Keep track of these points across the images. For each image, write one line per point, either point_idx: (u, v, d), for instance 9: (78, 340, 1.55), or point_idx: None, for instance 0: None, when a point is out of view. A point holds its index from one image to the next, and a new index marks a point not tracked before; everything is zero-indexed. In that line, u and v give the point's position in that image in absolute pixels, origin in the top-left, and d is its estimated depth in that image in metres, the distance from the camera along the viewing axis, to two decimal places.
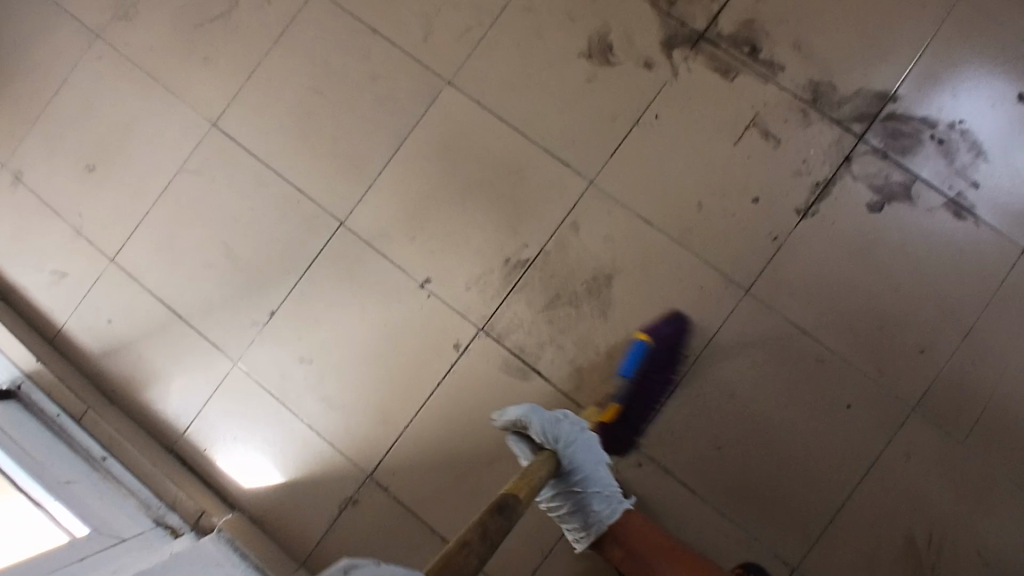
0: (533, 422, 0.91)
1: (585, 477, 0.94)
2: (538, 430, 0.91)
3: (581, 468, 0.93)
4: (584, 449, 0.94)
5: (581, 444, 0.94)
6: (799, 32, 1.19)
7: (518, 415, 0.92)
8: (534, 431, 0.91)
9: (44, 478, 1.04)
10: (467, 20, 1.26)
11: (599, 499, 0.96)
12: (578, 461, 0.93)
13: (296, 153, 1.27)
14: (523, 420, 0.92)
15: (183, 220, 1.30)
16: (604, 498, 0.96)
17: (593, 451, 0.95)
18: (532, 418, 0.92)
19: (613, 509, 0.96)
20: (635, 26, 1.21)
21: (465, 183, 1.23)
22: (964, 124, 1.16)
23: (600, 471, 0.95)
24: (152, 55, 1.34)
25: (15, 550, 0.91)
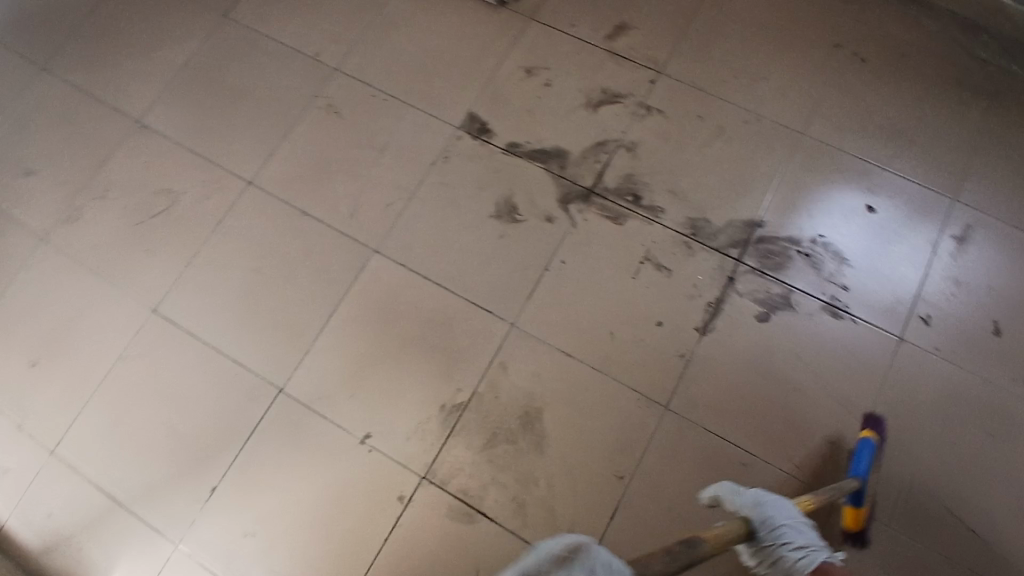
0: (724, 496, 0.93)
1: (782, 530, 0.84)
2: (729, 501, 0.93)
3: (772, 524, 0.85)
4: (771, 507, 0.88)
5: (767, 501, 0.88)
6: (672, 180, 1.40)
7: (713, 493, 0.96)
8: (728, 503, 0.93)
9: None
10: (389, 196, 1.43)
11: (791, 547, 0.83)
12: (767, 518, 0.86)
13: (236, 328, 1.35)
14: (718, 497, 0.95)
15: (127, 405, 1.30)
16: (802, 545, 0.83)
17: (784, 505, 0.89)
18: (725, 494, 0.95)
19: (812, 558, 0.82)
20: (534, 189, 1.41)
21: (399, 337, 1.32)
22: (824, 238, 1.35)
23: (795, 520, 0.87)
24: (95, 250, 1.43)
25: None
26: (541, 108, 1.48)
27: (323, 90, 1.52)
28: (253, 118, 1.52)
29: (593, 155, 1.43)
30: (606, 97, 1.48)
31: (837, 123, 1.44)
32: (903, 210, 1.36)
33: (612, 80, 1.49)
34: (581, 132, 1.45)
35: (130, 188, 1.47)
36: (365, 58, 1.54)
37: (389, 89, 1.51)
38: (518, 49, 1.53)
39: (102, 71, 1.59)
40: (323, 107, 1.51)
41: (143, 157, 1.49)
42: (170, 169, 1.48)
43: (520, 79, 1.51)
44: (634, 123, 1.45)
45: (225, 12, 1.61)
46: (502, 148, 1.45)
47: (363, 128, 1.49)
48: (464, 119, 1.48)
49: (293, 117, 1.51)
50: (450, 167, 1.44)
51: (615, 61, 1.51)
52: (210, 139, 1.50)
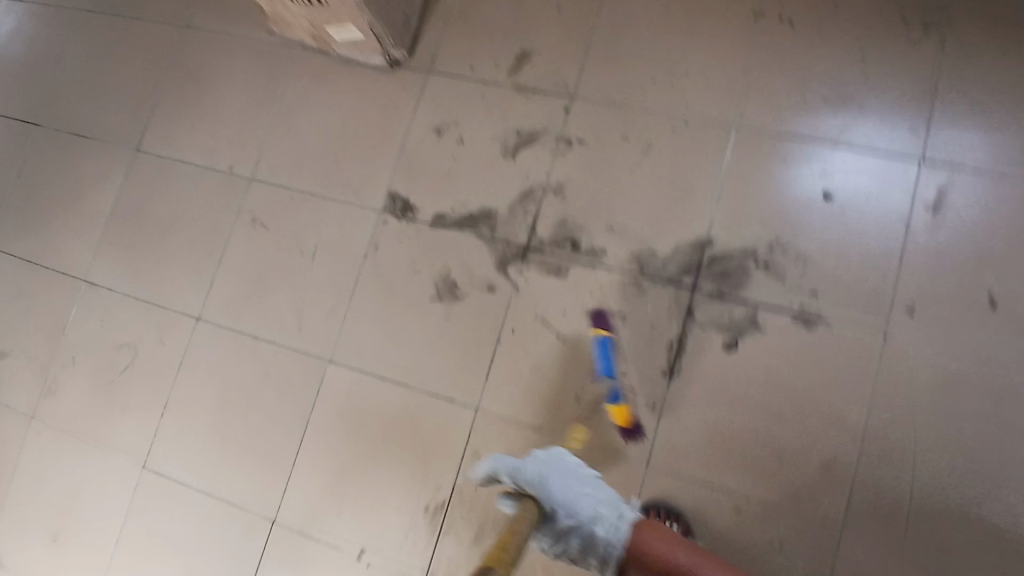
0: (501, 466, 1.05)
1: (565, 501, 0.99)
2: (508, 473, 1.04)
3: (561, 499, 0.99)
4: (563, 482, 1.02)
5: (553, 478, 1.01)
6: (607, 214, 1.31)
7: (488, 466, 1.07)
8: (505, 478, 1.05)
9: None
10: (330, 300, 1.40)
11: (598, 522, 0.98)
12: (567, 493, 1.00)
13: (218, 468, 1.37)
14: (493, 470, 1.06)
15: (143, 565, 1.37)
16: (597, 518, 0.98)
17: (572, 472, 1.03)
18: (501, 464, 1.06)
19: (617, 523, 0.98)
20: (469, 258, 1.35)
21: (371, 445, 1.31)
22: (781, 240, 1.23)
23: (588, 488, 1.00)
24: (77, 419, 1.47)
25: None
26: (458, 168, 1.40)
27: (243, 204, 1.49)
28: (185, 249, 1.51)
29: (521, 207, 1.35)
30: (522, 139, 1.38)
31: (774, 102, 1.29)
32: (865, 189, 1.22)
33: (524, 118, 1.38)
34: (504, 185, 1.37)
35: (92, 350, 1.50)
36: (274, 157, 1.49)
37: (305, 185, 1.46)
38: (423, 107, 1.44)
39: (39, 236, 1.61)
40: (248, 222, 1.48)
41: (96, 314, 1.52)
42: (122, 321, 1.50)
43: (432, 141, 1.42)
44: (557, 160, 1.35)
45: (134, 144, 1.59)
46: (429, 223, 1.39)
47: (290, 233, 1.45)
48: (384, 199, 1.42)
49: (222, 240, 1.49)
50: (381, 254, 1.39)
51: (524, 94, 1.39)
52: (152, 281, 1.50)
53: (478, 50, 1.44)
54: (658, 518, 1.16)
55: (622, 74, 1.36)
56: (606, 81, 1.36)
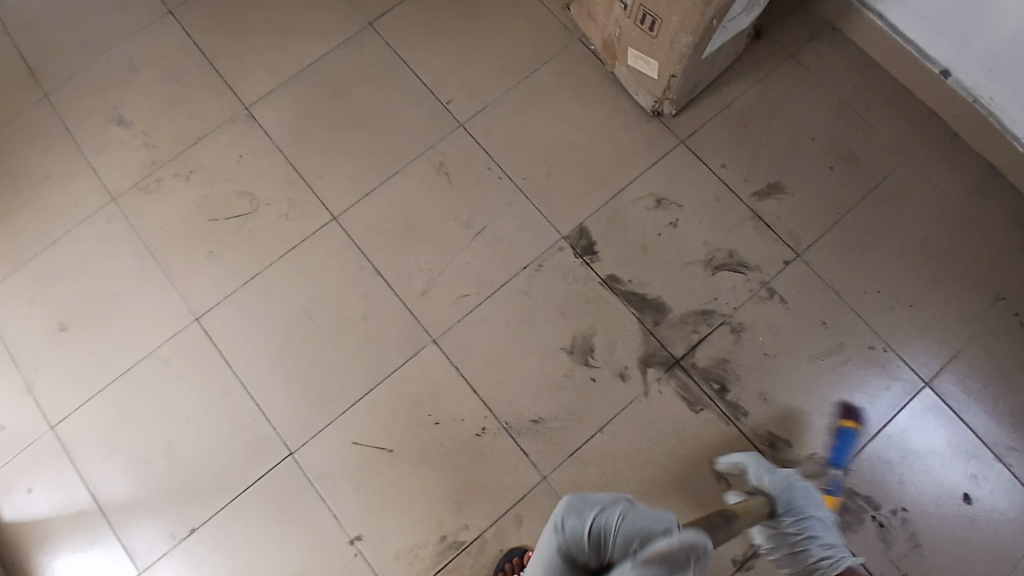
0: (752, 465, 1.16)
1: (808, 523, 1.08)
2: (754, 472, 1.15)
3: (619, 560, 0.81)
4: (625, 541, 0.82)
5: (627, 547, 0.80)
6: (764, 380, 1.26)
7: (740, 459, 1.17)
8: (752, 475, 1.16)
9: None
10: (467, 286, 1.32)
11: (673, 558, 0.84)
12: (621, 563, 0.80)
13: (268, 369, 1.29)
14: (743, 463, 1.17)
15: (141, 409, 1.27)
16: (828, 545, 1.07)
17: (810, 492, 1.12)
18: (752, 464, 1.16)
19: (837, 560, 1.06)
20: (618, 336, 1.29)
21: (424, 445, 1.24)
22: (906, 512, 1.19)
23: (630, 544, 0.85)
24: (160, 233, 1.37)
25: None
26: (656, 248, 1.34)
27: (439, 144, 1.42)
28: (358, 146, 1.42)
29: (694, 322, 1.29)
30: (729, 262, 1.33)
31: (967, 386, 1.27)
32: (1002, 514, 1.21)
33: (742, 245, 1.33)
34: (689, 291, 1.31)
35: (214, 179, 1.40)
36: (492, 125, 1.43)
37: (507, 169, 1.40)
38: (655, 172, 1.39)
39: (227, 40, 1.50)
40: (435, 163, 1.40)
41: (238, 149, 1.42)
42: (260, 173, 1.40)
43: (646, 207, 1.37)
44: (749, 302, 1.30)
45: (370, 20, 1.51)
46: (601, 278, 1.32)
47: (465, 201, 1.38)
48: (573, 230, 1.35)
49: (400, 163, 1.40)
50: (540, 278, 1.33)
51: (755, 223, 1.35)
52: (310, 155, 1.41)
53: (735, 156, 1.40)
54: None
55: (850, 268, 1.33)
56: (831, 265, 1.33)
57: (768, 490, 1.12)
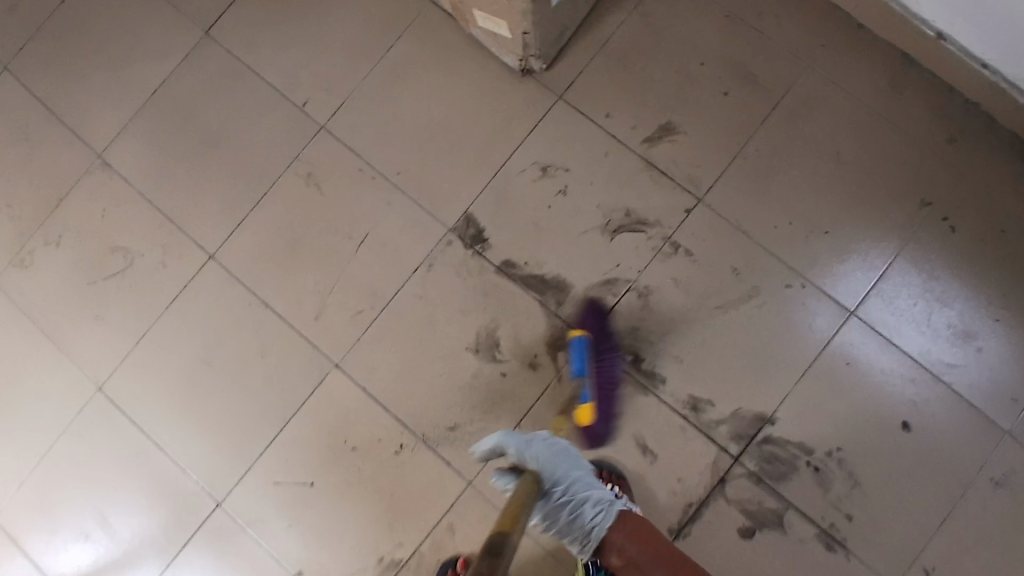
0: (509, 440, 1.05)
1: (565, 484, 1.01)
2: (513, 446, 1.05)
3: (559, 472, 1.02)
4: (561, 458, 1.04)
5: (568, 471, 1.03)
6: (680, 342, 1.19)
7: (496, 440, 1.06)
8: (510, 452, 1.05)
9: None
10: (360, 302, 1.26)
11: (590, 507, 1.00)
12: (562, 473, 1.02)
13: (179, 424, 1.26)
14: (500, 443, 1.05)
15: (66, 489, 1.27)
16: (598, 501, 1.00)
17: (558, 453, 1.05)
18: (507, 440, 1.05)
19: (602, 509, 0.99)
20: (523, 324, 1.22)
21: (345, 471, 1.22)
22: (841, 451, 1.16)
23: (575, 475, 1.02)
24: (45, 306, 1.32)
25: None
26: (548, 221, 1.25)
27: (303, 153, 1.31)
28: (223, 173, 1.33)
29: (598, 294, 1.22)
30: (627, 222, 1.23)
31: (898, 306, 1.19)
32: (944, 434, 1.16)
33: (639, 200, 1.23)
34: (589, 262, 1.23)
35: (84, 238, 1.33)
36: (357, 119, 1.31)
37: (381, 167, 1.30)
38: (537, 137, 1.27)
39: (64, 82, 1.39)
40: (303, 175, 1.31)
41: (101, 201, 1.34)
42: (129, 222, 1.33)
43: (532, 178, 1.26)
44: (654, 261, 1.21)
45: (206, 27, 1.37)
46: (495, 266, 1.25)
47: (343, 210, 1.29)
48: (458, 220, 1.27)
49: (268, 182, 1.31)
50: (433, 278, 1.25)
51: (650, 173, 1.24)
52: (176, 193, 1.33)
53: (621, 101, 1.27)
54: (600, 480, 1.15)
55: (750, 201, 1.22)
56: (740, 204, 1.22)
57: (532, 464, 1.04)
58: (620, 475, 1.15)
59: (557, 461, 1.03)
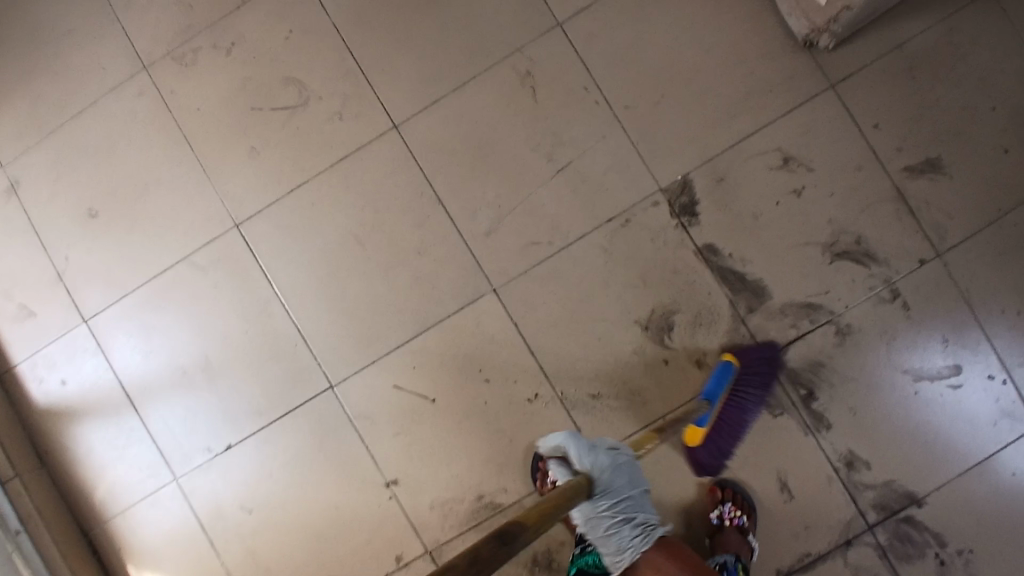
0: (571, 446, 0.91)
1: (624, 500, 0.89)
2: (574, 453, 0.91)
3: (619, 493, 0.89)
4: (624, 474, 0.90)
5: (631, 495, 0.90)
6: (859, 395, 1.11)
7: (556, 442, 0.92)
8: (572, 457, 0.91)
9: (188, 462, 1.19)
10: (539, 232, 1.14)
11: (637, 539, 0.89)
12: (619, 485, 0.89)
13: (310, 293, 1.17)
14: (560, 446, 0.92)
15: (176, 319, 1.20)
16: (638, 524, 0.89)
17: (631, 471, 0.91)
18: (570, 446, 0.91)
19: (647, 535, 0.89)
20: (703, 318, 1.12)
21: (471, 400, 1.14)
22: (972, 553, 1.10)
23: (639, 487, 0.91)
24: (197, 117, 1.19)
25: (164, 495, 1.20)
26: (771, 219, 1.12)
27: (528, 47, 1.15)
28: (432, 38, 1.16)
29: (794, 316, 1.11)
30: (854, 250, 1.11)
31: None
32: None
33: (873, 231, 1.11)
34: (797, 278, 1.11)
35: (257, 56, 1.18)
36: (598, 29, 1.15)
37: (608, 93, 1.14)
38: (789, 122, 1.12)
39: None
40: (520, 72, 1.15)
41: (288, 22, 1.18)
42: (311, 57, 1.17)
43: (769, 165, 1.12)
44: (866, 302, 1.11)
45: None
46: (696, 247, 1.12)
47: (551, 125, 1.15)
48: (673, 182, 1.13)
49: (480, 66, 1.16)
50: (625, 236, 1.13)
51: (896, 207, 1.11)
52: (372, 40, 1.17)
53: (894, 116, 1.12)
54: (731, 502, 1.08)
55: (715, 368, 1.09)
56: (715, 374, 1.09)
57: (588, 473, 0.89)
58: (751, 505, 1.09)
59: (617, 472, 0.90)
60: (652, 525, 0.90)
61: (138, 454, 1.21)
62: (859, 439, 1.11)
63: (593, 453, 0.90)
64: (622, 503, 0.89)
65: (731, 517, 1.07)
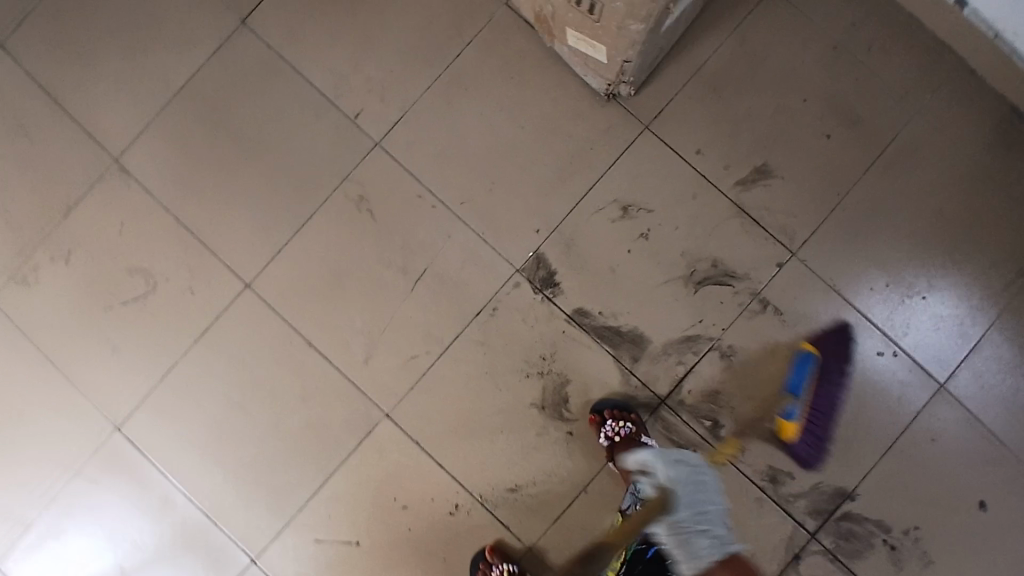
0: (656, 463, 0.99)
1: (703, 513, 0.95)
2: (657, 468, 0.98)
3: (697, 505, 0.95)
4: (690, 481, 0.97)
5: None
6: (761, 410, 1.12)
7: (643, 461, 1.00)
8: (658, 473, 0.98)
9: None
10: (414, 346, 1.15)
11: (704, 535, 0.93)
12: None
13: (211, 470, 1.15)
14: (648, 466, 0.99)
15: (82, 536, 1.16)
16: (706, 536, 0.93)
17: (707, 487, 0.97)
18: (657, 466, 0.99)
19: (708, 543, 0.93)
20: (594, 382, 1.13)
21: (395, 530, 1.12)
22: (918, 529, 1.11)
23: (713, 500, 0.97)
24: (54, 332, 1.18)
25: None
26: (628, 269, 1.14)
27: (353, 173, 1.16)
28: (256, 189, 1.16)
29: (677, 353, 1.12)
30: (713, 274, 1.13)
31: (986, 381, 1.13)
32: (1020, 513, 1.11)
33: (726, 252, 1.13)
34: (669, 317, 1.13)
35: (97, 256, 1.18)
36: (414, 137, 1.16)
37: (441, 194, 1.16)
38: (618, 172, 1.15)
39: (71, 71, 1.19)
40: (353, 198, 1.16)
41: (117, 215, 1.18)
42: (149, 242, 1.17)
43: (611, 218, 1.14)
44: (740, 320, 1.13)
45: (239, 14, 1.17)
46: (566, 315, 1.14)
47: (397, 241, 1.16)
48: (527, 260, 1.14)
49: (313, 203, 1.16)
50: (497, 324, 1.14)
51: (741, 224, 1.14)
52: (202, 208, 1.17)
53: (714, 138, 1.15)
54: None
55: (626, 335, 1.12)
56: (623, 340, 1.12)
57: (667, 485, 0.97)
58: None
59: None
60: (726, 539, 0.94)
61: None
62: (775, 452, 1.11)
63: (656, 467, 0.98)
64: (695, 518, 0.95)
65: (618, 432, 1.07)
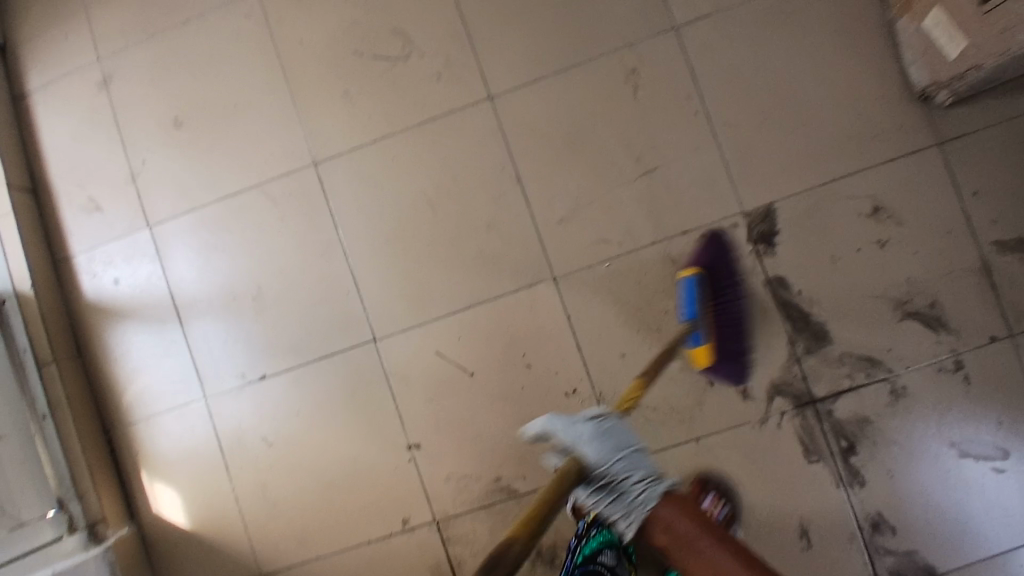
0: (550, 425, 0.80)
1: (625, 473, 0.76)
2: (555, 431, 0.80)
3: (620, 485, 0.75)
4: (615, 438, 0.78)
5: (631, 454, 0.78)
6: (898, 457, 1.08)
7: (539, 428, 0.82)
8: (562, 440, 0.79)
9: (224, 379, 1.21)
10: (610, 231, 1.13)
11: (634, 482, 0.75)
12: (608, 452, 0.77)
13: (372, 244, 1.17)
14: (544, 432, 0.81)
15: (237, 241, 1.20)
16: (643, 481, 0.75)
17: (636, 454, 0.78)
18: (552, 425, 0.80)
19: (654, 488, 0.74)
20: (758, 349, 1.10)
21: (509, 382, 1.14)
22: None
23: (632, 449, 0.78)
24: (299, 50, 1.19)
25: (194, 409, 1.22)
26: (848, 266, 1.09)
27: (639, 44, 1.13)
28: (542, 16, 1.15)
29: (852, 367, 1.09)
30: (926, 313, 1.08)
31: None
32: None
33: (951, 299, 1.08)
34: (861, 330, 1.09)
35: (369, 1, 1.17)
36: (713, 40, 1.12)
37: (709, 106, 1.12)
38: (890, 171, 1.09)
39: None
40: (625, 67, 1.13)
41: None
42: (421, 12, 1.16)
43: (860, 211, 1.09)
44: (926, 369, 1.08)
45: None
46: (765, 278, 1.10)
47: (645, 128, 1.13)
48: (758, 208, 1.10)
49: (584, 54, 1.14)
50: None
51: (980, 279, 1.07)
52: (485, 7, 1.16)
53: (1000, 185, 1.07)
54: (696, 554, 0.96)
55: None
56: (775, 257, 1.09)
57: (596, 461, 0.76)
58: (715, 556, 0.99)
59: (613, 436, 0.79)
60: (656, 479, 0.76)
61: (178, 361, 1.23)
62: (890, 501, 1.08)
63: (572, 426, 0.79)
64: (615, 474, 0.76)
65: None
